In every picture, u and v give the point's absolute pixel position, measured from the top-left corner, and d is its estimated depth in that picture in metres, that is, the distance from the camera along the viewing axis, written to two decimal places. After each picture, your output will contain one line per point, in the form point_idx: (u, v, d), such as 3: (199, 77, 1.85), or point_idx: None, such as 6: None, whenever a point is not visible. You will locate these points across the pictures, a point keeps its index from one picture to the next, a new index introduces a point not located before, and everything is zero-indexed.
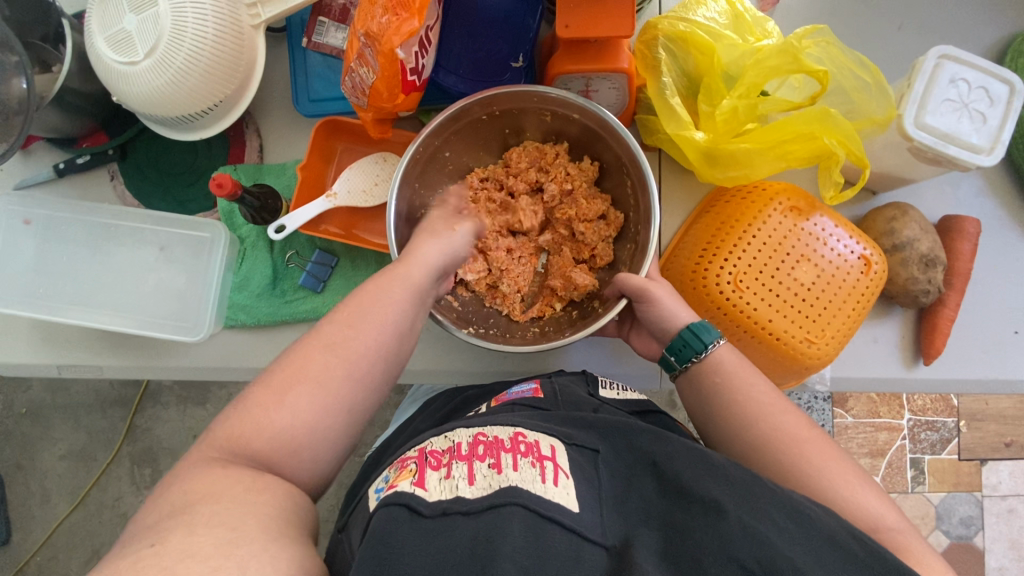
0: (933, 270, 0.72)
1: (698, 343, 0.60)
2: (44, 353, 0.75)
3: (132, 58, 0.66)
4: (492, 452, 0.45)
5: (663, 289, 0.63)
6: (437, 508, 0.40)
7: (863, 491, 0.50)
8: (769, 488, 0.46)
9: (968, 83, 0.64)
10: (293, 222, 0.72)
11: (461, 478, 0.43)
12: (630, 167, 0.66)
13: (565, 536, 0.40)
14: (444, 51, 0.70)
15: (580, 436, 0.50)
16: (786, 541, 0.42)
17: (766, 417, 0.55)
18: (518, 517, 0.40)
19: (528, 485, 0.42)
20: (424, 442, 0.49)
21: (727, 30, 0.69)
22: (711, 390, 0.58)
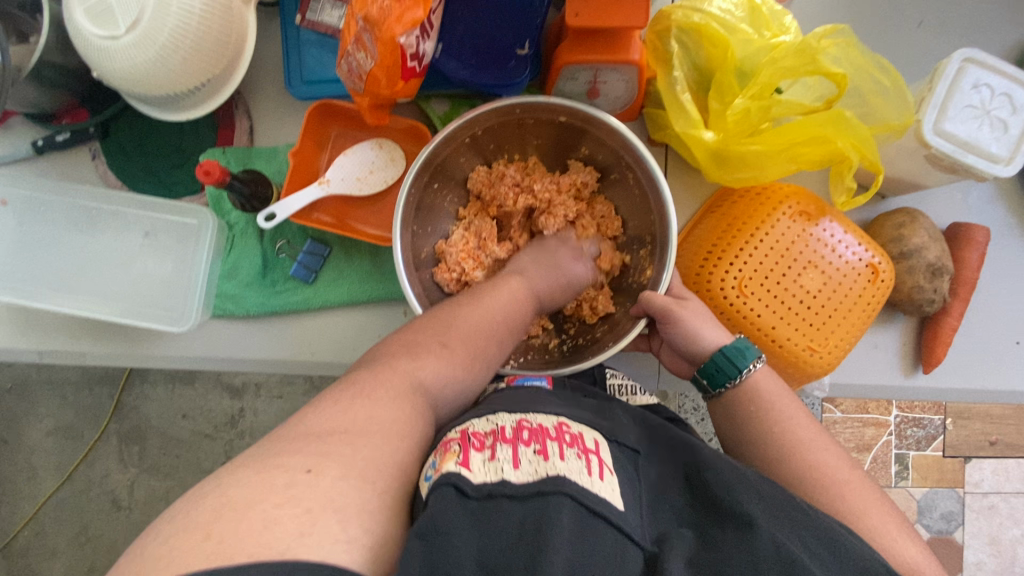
0: (940, 279, 0.70)
1: (732, 368, 0.58)
2: (22, 339, 0.72)
3: (113, 32, 0.62)
4: (537, 438, 0.43)
5: (687, 309, 0.62)
6: (482, 490, 0.37)
7: (902, 540, 0.49)
8: (805, 510, 0.45)
9: (991, 89, 0.62)
10: (283, 210, 0.69)
11: (506, 461, 0.40)
12: (657, 215, 0.64)
13: (611, 533, 0.38)
14: (447, 35, 0.66)
15: (623, 436, 0.49)
16: (821, 568, 0.40)
17: (801, 449, 0.54)
18: (567, 508, 0.37)
19: (575, 476, 0.40)
20: (465, 422, 0.46)
21: (743, 24, 0.66)
22: (752, 415, 0.57)
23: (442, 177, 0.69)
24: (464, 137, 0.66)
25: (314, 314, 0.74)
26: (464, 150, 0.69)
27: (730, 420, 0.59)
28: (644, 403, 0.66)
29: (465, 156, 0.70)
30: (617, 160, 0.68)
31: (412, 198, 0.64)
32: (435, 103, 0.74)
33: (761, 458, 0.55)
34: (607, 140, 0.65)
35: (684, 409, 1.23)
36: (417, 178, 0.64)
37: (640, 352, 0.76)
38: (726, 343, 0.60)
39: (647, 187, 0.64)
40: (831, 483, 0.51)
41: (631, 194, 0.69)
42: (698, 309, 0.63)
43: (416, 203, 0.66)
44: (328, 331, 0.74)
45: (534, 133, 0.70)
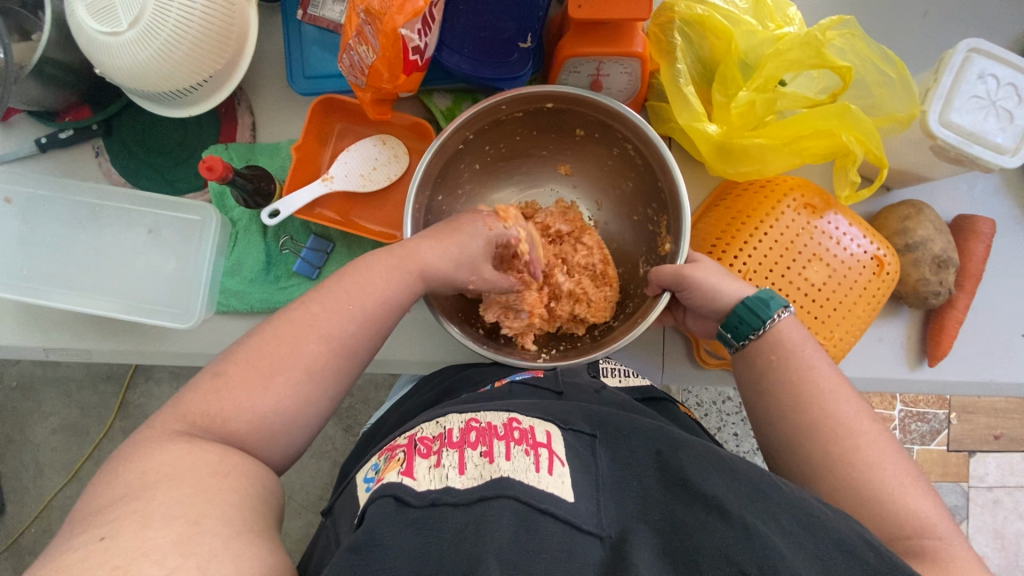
0: (945, 272, 0.70)
1: (755, 319, 0.57)
2: (26, 336, 0.72)
3: (115, 28, 0.62)
4: (484, 440, 0.43)
5: (700, 270, 0.60)
6: (425, 499, 0.38)
7: (915, 495, 0.48)
8: (779, 485, 0.44)
9: (996, 80, 0.61)
10: (287, 207, 0.69)
11: (451, 467, 0.40)
12: (672, 208, 0.63)
13: (558, 527, 0.38)
14: (448, 28, 0.66)
15: (580, 423, 0.49)
16: (791, 548, 0.39)
17: (819, 400, 0.53)
18: (508, 511, 0.37)
19: (520, 476, 0.40)
20: (415, 428, 0.47)
21: (746, 16, 0.66)
22: (772, 364, 0.56)
23: (471, 152, 0.70)
24: (497, 113, 0.65)
25: None
26: (485, 138, 0.69)
27: (749, 371, 0.58)
28: (637, 386, 0.66)
29: (498, 140, 0.71)
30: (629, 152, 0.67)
31: (439, 154, 0.63)
32: (438, 98, 0.74)
33: (775, 407, 0.55)
34: (632, 138, 0.64)
35: (687, 404, 1.22)
36: (434, 158, 0.63)
37: (644, 347, 0.76)
38: (748, 295, 0.59)
39: (665, 189, 0.64)
40: (847, 435, 0.51)
41: (643, 184, 0.69)
42: (712, 268, 0.61)
43: (443, 163, 0.65)
44: None
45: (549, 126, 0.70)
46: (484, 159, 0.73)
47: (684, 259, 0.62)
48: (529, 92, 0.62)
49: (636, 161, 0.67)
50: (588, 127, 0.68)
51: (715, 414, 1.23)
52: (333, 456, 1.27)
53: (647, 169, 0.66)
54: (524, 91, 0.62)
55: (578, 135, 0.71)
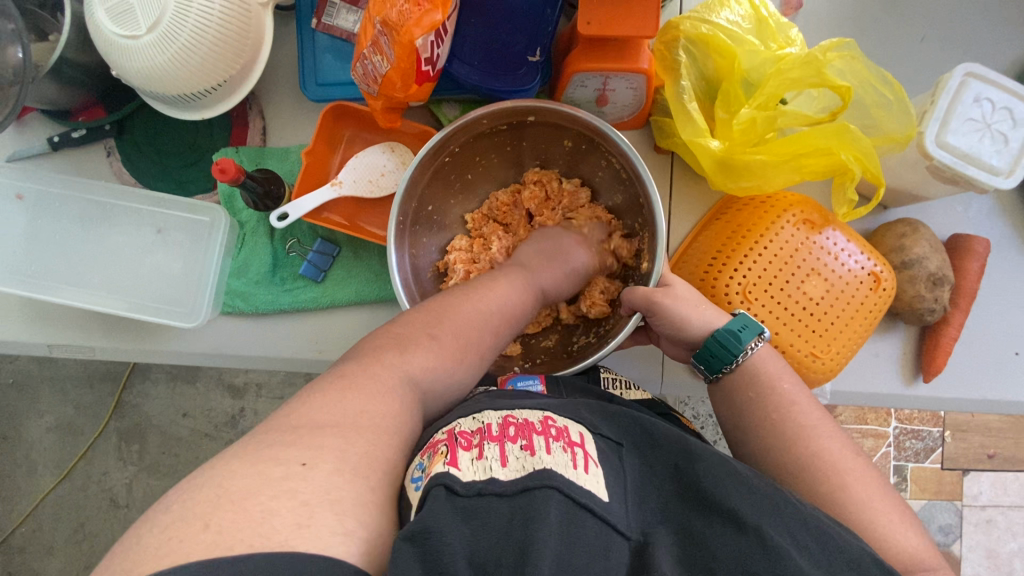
0: (941, 289, 0.71)
1: (727, 354, 0.59)
2: (32, 332, 0.73)
3: (134, 32, 0.63)
4: (523, 434, 0.44)
5: (669, 297, 0.61)
6: (472, 488, 0.38)
7: (903, 530, 0.50)
8: (790, 502, 0.45)
9: (992, 103, 0.63)
10: (296, 211, 0.70)
11: (494, 460, 0.41)
12: (651, 221, 0.64)
13: (596, 525, 0.39)
14: (460, 40, 0.68)
15: (606, 428, 0.48)
16: (807, 561, 0.41)
17: (803, 437, 0.54)
18: (555, 502, 0.38)
19: (561, 470, 0.40)
20: (450, 423, 0.47)
21: (750, 36, 0.67)
22: (754, 400, 0.58)
23: (461, 164, 0.72)
24: (479, 127, 0.67)
25: (323, 312, 0.75)
26: (479, 147, 0.71)
27: (731, 408, 0.59)
28: (642, 400, 0.66)
29: (489, 151, 0.73)
30: (613, 168, 0.69)
31: (429, 160, 0.66)
32: (447, 108, 0.76)
33: (761, 447, 0.56)
34: (614, 154, 0.66)
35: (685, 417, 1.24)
36: (420, 169, 0.65)
37: (643, 357, 0.77)
38: (719, 326, 0.60)
39: (646, 205, 0.65)
40: (834, 471, 0.52)
41: (628, 200, 0.70)
42: (684, 295, 0.62)
43: (429, 175, 0.68)
44: (337, 330, 0.75)
45: (540, 139, 0.72)
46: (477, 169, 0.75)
47: (659, 278, 0.63)
48: (513, 104, 0.64)
49: (621, 177, 0.69)
50: (576, 140, 0.69)
51: (712, 427, 1.24)
52: None
53: (631, 184, 0.67)
54: (508, 106, 0.64)
55: (569, 153, 0.73)
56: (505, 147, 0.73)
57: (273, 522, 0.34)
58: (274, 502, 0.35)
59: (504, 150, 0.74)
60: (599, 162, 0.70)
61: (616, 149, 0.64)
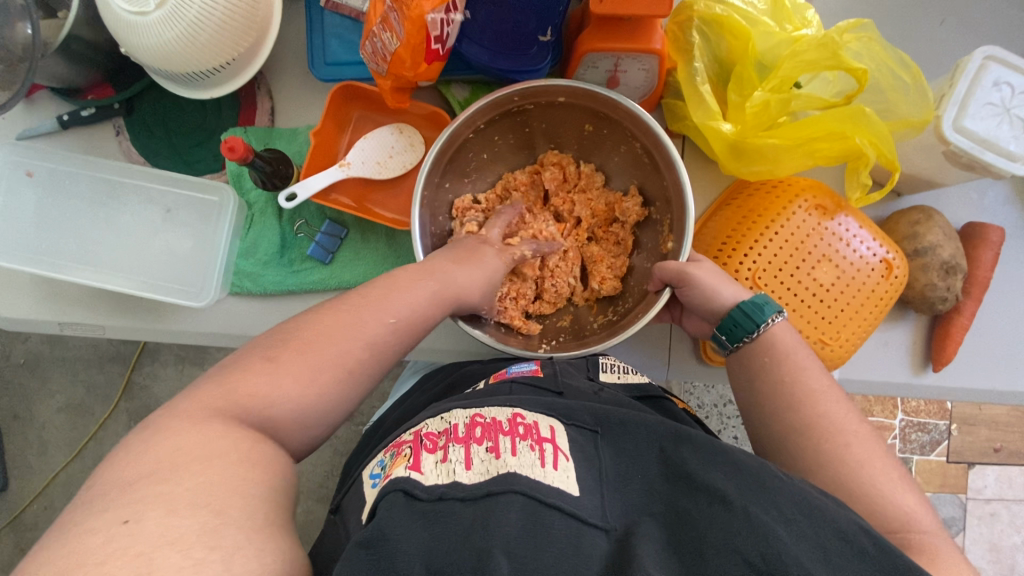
0: (953, 278, 0.71)
1: (750, 323, 0.58)
2: (42, 309, 0.74)
3: (142, 7, 0.63)
4: (489, 435, 0.44)
5: (702, 269, 0.61)
6: (434, 492, 0.39)
7: (902, 490, 0.49)
8: (778, 476, 0.44)
9: (1011, 88, 0.62)
10: (304, 190, 0.70)
11: (458, 462, 0.42)
12: (676, 204, 0.64)
13: (565, 523, 0.39)
14: (469, 19, 0.67)
15: (583, 417, 0.49)
16: (793, 536, 0.40)
17: (812, 398, 0.54)
18: (517, 506, 0.39)
19: (526, 471, 0.41)
20: (419, 424, 0.48)
21: (765, 17, 0.66)
22: (766, 364, 0.57)
23: (480, 142, 0.71)
24: (509, 105, 0.66)
25: (330, 294, 0.75)
26: (497, 129, 0.70)
27: (742, 374, 0.59)
28: (634, 383, 0.64)
29: (506, 134, 0.72)
30: (633, 151, 0.69)
31: (450, 143, 0.65)
32: (456, 88, 0.75)
33: (768, 410, 0.56)
34: (639, 136, 0.65)
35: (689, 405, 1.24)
36: (440, 154, 0.65)
37: (650, 343, 0.77)
38: (744, 298, 0.60)
39: (671, 189, 0.65)
40: (838, 433, 0.52)
41: (646, 183, 0.70)
42: (714, 269, 0.63)
43: (452, 153, 0.67)
44: None
45: (558, 122, 0.72)
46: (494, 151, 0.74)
47: (685, 257, 0.64)
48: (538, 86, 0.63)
49: (642, 161, 0.69)
50: (596, 123, 0.69)
51: (716, 416, 1.23)
52: (334, 444, 1.28)
53: (653, 168, 0.67)
54: (535, 86, 0.63)
55: (586, 137, 0.73)
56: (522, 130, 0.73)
57: (162, 557, 0.33)
58: (148, 542, 0.33)
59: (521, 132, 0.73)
60: (619, 145, 0.70)
61: (641, 131, 0.64)
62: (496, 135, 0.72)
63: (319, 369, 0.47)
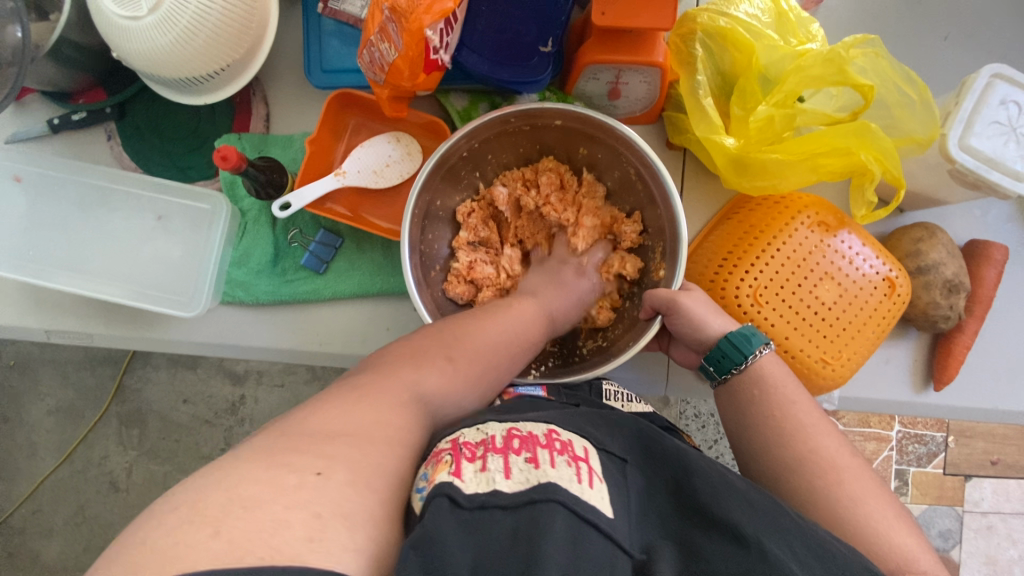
0: (956, 296, 0.70)
1: (738, 355, 0.58)
2: (29, 317, 0.72)
3: (135, 12, 0.61)
4: (527, 446, 0.42)
5: (691, 298, 0.60)
6: (475, 501, 0.36)
7: (898, 529, 0.48)
8: (794, 517, 0.43)
9: (1017, 106, 0.61)
10: (299, 200, 0.69)
11: (498, 471, 0.39)
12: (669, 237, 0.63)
13: (602, 542, 0.37)
14: (469, 28, 0.66)
15: (612, 444, 0.47)
16: (807, 574, 0.39)
17: (802, 432, 0.53)
18: (560, 516, 0.36)
19: (566, 484, 0.39)
20: (455, 433, 0.45)
21: (769, 30, 0.65)
22: (755, 398, 0.56)
23: (470, 163, 0.69)
24: (503, 124, 0.65)
25: (323, 304, 0.74)
26: (493, 146, 0.69)
27: (732, 405, 0.58)
28: (639, 411, 0.62)
29: (501, 151, 0.71)
30: (628, 176, 0.68)
31: (445, 158, 0.64)
32: (455, 98, 0.74)
33: (758, 444, 0.55)
34: (633, 163, 0.65)
35: (685, 415, 1.22)
36: (434, 168, 0.63)
37: (648, 358, 0.76)
38: (732, 330, 0.59)
39: (664, 222, 0.64)
40: (832, 468, 0.51)
41: (640, 207, 0.70)
42: (703, 299, 0.62)
43: (442, 174, 0.66)
44: (336, 323, 0.74)
45: (552, 142, 0.71)
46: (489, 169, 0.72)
47: (678, 285, 0.63)
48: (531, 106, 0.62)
49: (637, 188, 0.68)
50: (590, 146, 0.68)
51: (712, 426, 1.22)
52: None
53: (647, 196, 0.67)
54: (530, 108, 0.62)
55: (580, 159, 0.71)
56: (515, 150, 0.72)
57: (283, 536, 0.31)
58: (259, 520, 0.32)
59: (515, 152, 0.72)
60: (612, 169, 0.70)
61: (634, 156, 0.63)
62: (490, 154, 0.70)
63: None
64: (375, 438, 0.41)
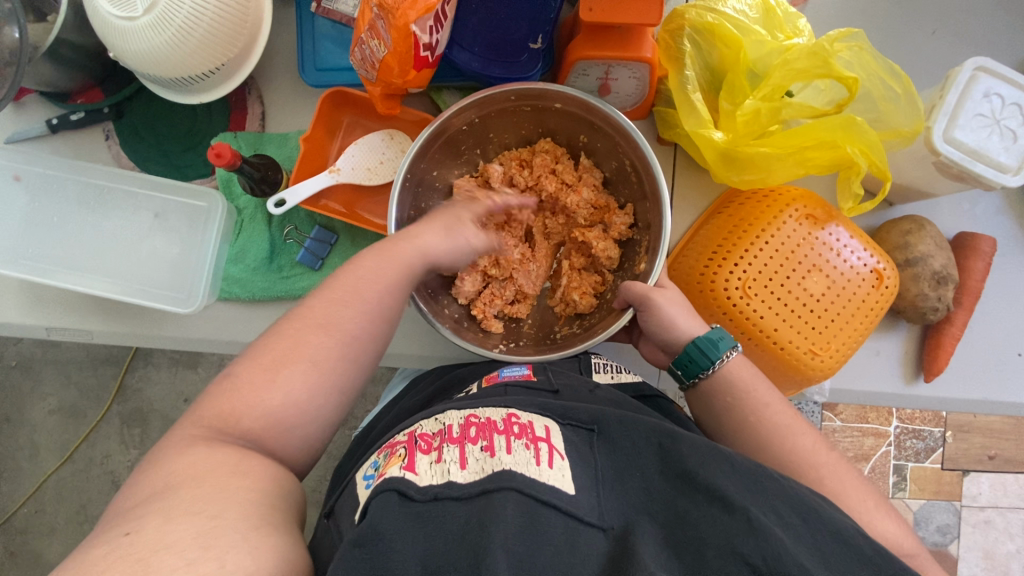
0: (944, 288, 0.70)
1: (704, 360, 0.58)
2: (29, 314, 0.73)
3: (131, 13, 0.62)
4: (484, 434, 0.43)
5: (664, 297, 0.61)
6: (428, 493, 0.39)
7: (880, 518, 0.49)
8: (773, 476, 0.44)
9: (1001, 99, 0.62)
10: (293, 197, 0.70)
11: (452, 462, 0.41)
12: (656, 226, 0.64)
13: (562, 521, 0.38)
14: (460, 26, 0.67)
15: (579, 413, 0.47)
16: (792, 537, 0.40)
17: (778, 437, 0.54)
18: (512, 503, 0.38)
19: (521, 469, 0.40)
20: (414, 425, 0.48)
21: (756, 25, 0.66)
22: (729, 407, 0.57)
23: (471, 137, 0.71)
24: (506, 102, 0.66)
25: None
26: (494, 123, 0.70)
27: (709, 414, 0.58)
28: (628, 383, 0.63)
29: (504, 129, 0.72)
30: (623, 162, 0.68)
31: (441, 132, 0.65)
32: (448, 95, 0.75)
33: (743, 448, 0.55)
34: (628, 152, 0.66)
35: None
36: (429, 144, 0.65)
37: None
38: (700, 333, 0.59)
39: (653, 212, 0.65)
40: (809, 468, 0.52)
41: (632, 196, 0.70)
42: (676, 298, 0.62)
43: (439, 148, 0.67)
44: None
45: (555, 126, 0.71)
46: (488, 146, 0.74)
47: (655, 280, 0.63)
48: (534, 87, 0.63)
49: (630, 177, 0.69)
50: (589, 133, 0.69)
51: None
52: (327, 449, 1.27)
53: (639, 186, 0.67)
54: (533, 87, 0.63)
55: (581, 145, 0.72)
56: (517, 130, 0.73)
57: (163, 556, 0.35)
58: None
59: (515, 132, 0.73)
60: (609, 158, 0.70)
61: (628, 143, 0.64)
62: (491, 132, 0.72)
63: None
64: (230, 466, 0.43)
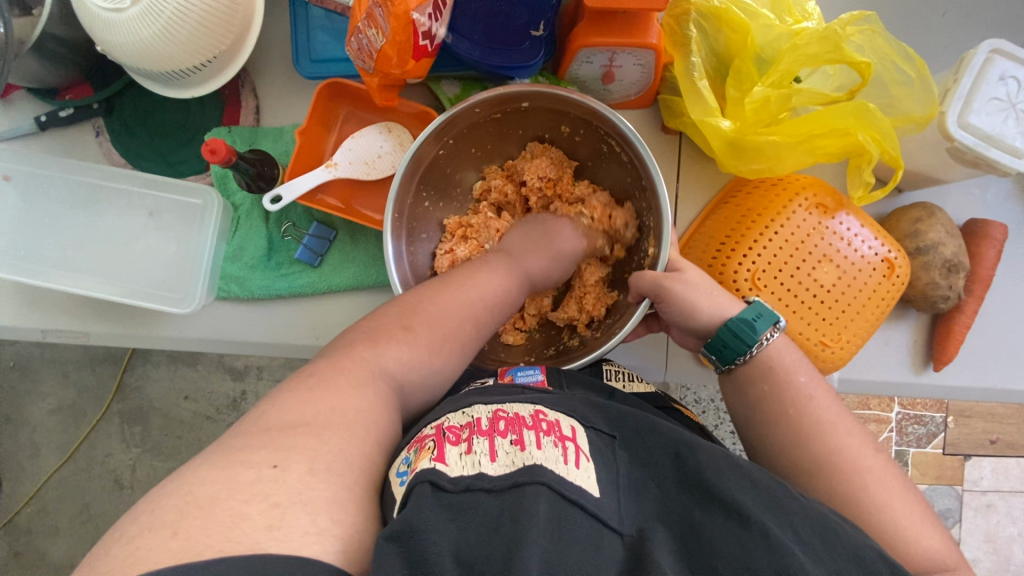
0: (955, 276, 0.69)
1: (740, 344, 0.56)
2: (22, 316, 0.71)
3: (117, 4, 0.60)
4: (513, 428, 0.42)
5: (680, 283, 0.59)
6: (460, 484, 0.36)
7: (922, 529, 0.47)
8: (794, 496, 0.43)
9: (1017, 82, 0.61)
10: (290, 192, 0.68)
11: (483, 454, 0.39)
12: (654, 210, 0.62)
13: (587, 523, 0.37)
14: (460, 13, 0.64)
15: (600, 421, 0.46)
16: (813, 559, 0.38)
17: (822, 430, 0.51)
18: (544, 499, 0.36)
19: (552, 465, 0.38)
20: (440, 417, 0.45)
21: (764, 9, 0.64)
22: (766, 394, 0.55)
23: (457, 156, 0.69)
24: (477, 115, 0.64)
25: (319, 298, 0.74)
26: (474, 136, 0.68)
27: (744, 402, 0.57)
28: (643, 392, 0.63)
29: (486, 141, 0.70)
30: (605, 144, 0.66)
31: (418, 162, 0.63)
32: (446, 85, 0.73)
33: (773, 428, 0.54)
34: (615, 138, 0.63)
35: (686, 401, 1.22)
36: (409, 173, 0.63)
37: (646, 344, 0.76)
38: (732, 316, 0.58)
39: (650, 191, 0.62)
40: (848, 456, 0.50)
41: (627, 182, 0.68)
42: (697, 282, 0.60)
43: (422, 174, 0.65)
44: (333, 317, 0.73)
45: (530, 124, 0.70)
46: (474, 159, 0.72)
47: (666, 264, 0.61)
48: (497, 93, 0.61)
49: (621, 159, 0.65)
50: (573, 125, 0.67)
51: (713, 411, 1.22)
52: None
53: (634, 170, 0.64)
54: (497, 94, 0.61)
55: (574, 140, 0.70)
56: (497, 140, 0.71)
57: (243, 527, 0.32)
58: (244, 504, 0.33)
59: (496, 142, 0.72)
60: (593, 145, 0.68)
61: (612, 130, 0.62)
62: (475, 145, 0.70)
63: (293, 383, 0.46)
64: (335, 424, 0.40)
